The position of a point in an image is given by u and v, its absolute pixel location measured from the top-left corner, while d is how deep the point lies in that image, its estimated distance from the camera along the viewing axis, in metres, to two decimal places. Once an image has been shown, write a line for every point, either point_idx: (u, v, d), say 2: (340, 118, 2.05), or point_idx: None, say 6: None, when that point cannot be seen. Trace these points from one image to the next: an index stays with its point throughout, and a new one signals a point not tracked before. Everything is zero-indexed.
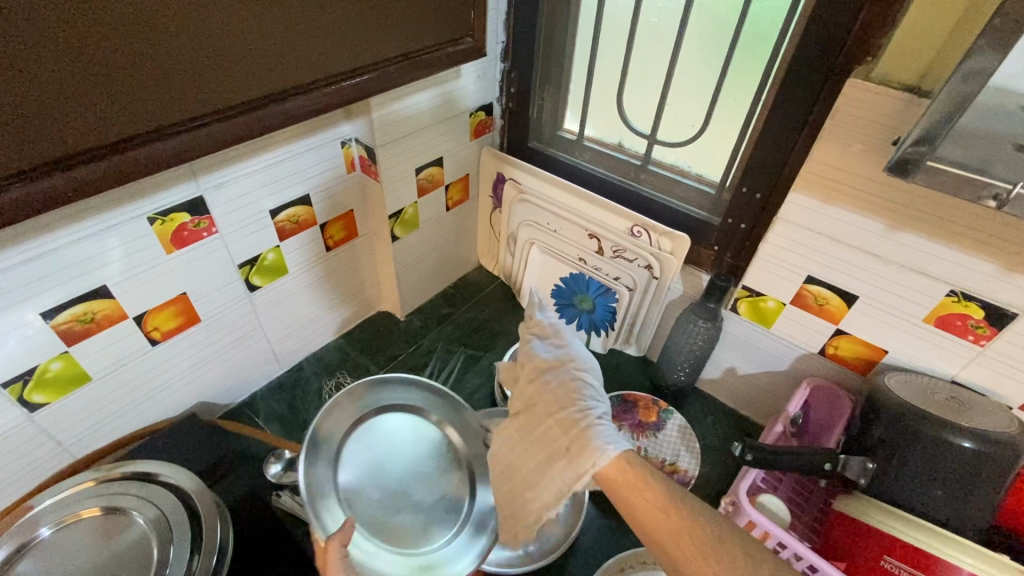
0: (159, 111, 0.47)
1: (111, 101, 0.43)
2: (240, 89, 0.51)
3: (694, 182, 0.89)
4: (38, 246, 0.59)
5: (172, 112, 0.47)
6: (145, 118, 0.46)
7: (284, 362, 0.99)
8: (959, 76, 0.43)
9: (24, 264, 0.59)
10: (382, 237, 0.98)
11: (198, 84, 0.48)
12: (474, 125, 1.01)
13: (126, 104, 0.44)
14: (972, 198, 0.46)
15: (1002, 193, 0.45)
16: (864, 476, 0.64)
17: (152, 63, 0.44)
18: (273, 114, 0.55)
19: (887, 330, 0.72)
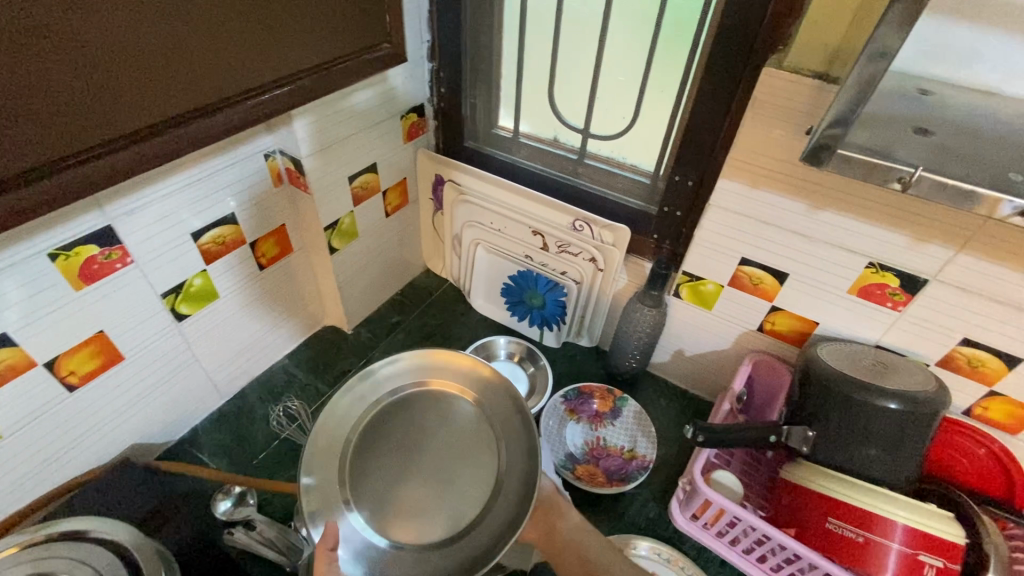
0: (62, 139, 0.45)
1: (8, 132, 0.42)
2: (138, 116, 0.49)
3: (630, 173, 0.90)
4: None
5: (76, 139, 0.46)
6: (34, 154, 0.44)
7: (225, 391, 0.93)
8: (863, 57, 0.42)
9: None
10: (318, 251, 0.94)
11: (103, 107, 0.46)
12: (406, 127, 0.98)
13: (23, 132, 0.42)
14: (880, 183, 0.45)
15: (906, 176, 0.44)
16: (806, 444, 0.68)
17: (49, 87, 0.42)
18: (189, 134, 0.54)
19: (817, 303, 0.76)
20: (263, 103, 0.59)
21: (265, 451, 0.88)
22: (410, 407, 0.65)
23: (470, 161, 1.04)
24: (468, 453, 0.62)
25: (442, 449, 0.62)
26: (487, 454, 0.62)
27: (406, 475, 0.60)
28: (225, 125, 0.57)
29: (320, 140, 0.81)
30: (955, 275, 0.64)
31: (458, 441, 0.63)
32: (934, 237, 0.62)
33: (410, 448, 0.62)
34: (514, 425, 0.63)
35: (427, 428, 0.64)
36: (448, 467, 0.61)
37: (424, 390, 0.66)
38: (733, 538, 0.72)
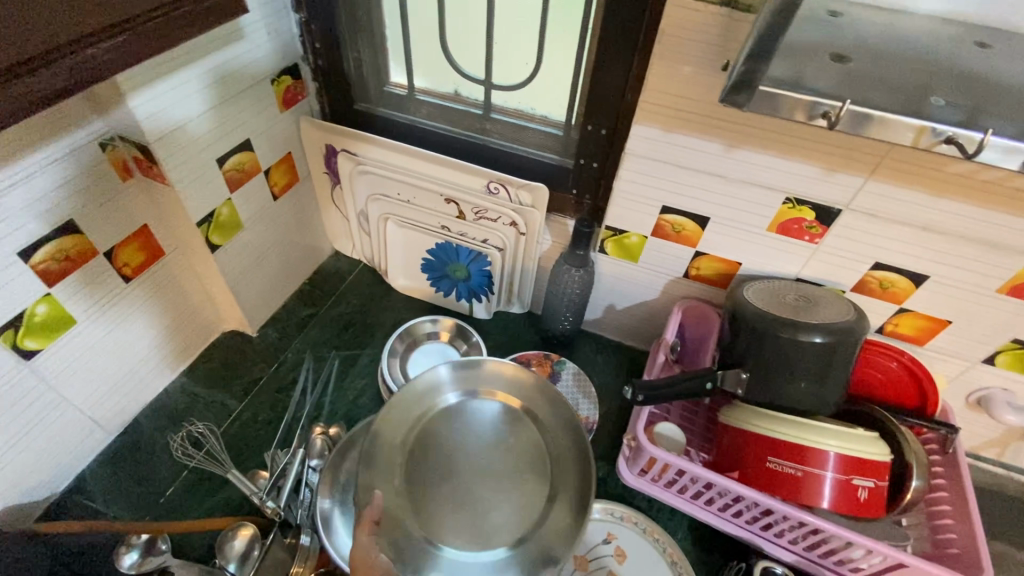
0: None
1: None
2: None
3: (540, 125, 0.83)
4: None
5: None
6: None
7: (113, 426, 0.81)
8: None
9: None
10: (197, 250, 0.81)
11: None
12: (280, 94, 0.84)
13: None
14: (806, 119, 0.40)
15: (833, 112, 0.40)
16: (741, 386, 0.68)
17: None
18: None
19: (739, 244, 0.75)
20: (89, 62, 0.45)
21: (171, 487, 0.77)
22: (463, 417, 0.71)
23: (364, 126, 0.92)
24: (514, 454, 0.68)
25: (484, 449, 0.69)
26: (533, 451, 0.69)
27: (451, 485, 0.66)
28: (39, 95, 0.42)
29: (169, 119, 0.67)
30: (867, 202, 0.64)
31: (499, 444, 0.69)
32: (847, 166, 0.61)
33: (454, 449, 0.69)
34: (556, 431, 0.69)
35: (469, 432, 0.70)
36: (493, 473, 0.67)
37: (471, 398, 0.72)
38: (681, 487, 0.72)
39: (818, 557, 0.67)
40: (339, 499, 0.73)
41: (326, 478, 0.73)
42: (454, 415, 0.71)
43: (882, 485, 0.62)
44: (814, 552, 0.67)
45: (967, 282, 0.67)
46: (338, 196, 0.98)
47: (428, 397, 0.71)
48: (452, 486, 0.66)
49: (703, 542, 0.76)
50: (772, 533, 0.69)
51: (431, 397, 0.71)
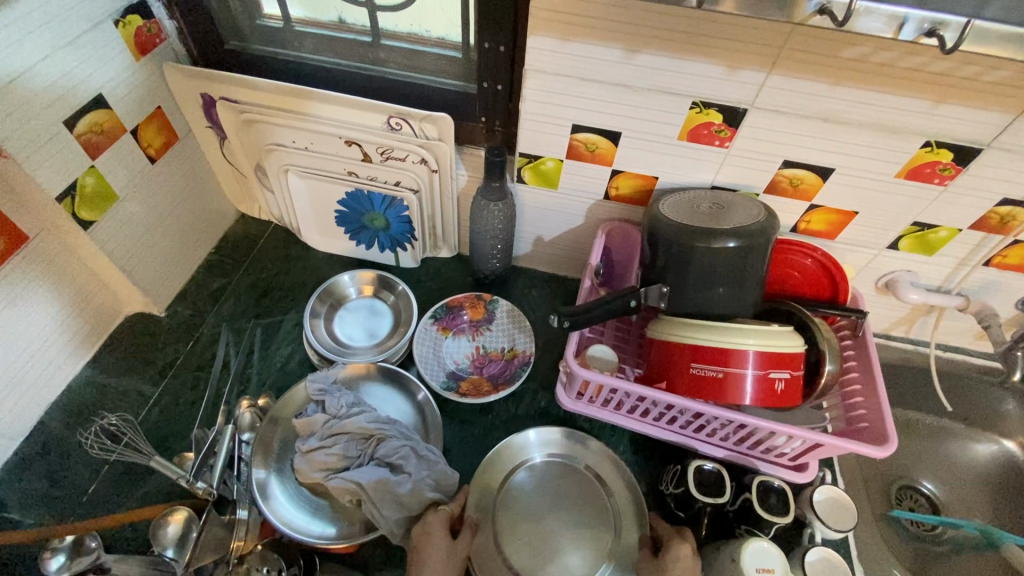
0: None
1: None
2: None
3: (437, 48, 0.76)
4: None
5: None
6: None
7: (16, 431, 0.74)
8: None
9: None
10: (69, 229, 0.72)
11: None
12: (131, 38, 0.72)
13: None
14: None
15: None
16: (664, 299, 0.68)
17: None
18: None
19: (653, 158, 0.73)
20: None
21: (94, 484, 0.73)
22: (548, 488, 0.74)
23: (241, 69, 0.82)
24: (567, 498, 0.73)
25: (538, 493, 0.74)
26: (599, 513, 0.72)
27: (526, 521, 0.71)
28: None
29: None
30: (770, 97, 0.62)
31: (553, 477, 0.75)
32: (748, 61, 0.59)
33: (511, 511, 0.72)
34: (620, 490, 0.74)
35: (528, 483, 0.74)
36: (549, 515, 0.72)
37: (556, 483, 0.75)
38: (617, 404, 0.74)
39: (747, 448, 0.71)
40: (275, 468, 0.72)
41: (258, 449, 0.72)
42: (522, 469, 0.76)
43: (797, 374, 0.66)
44: (744, 445, 0.71)
45: (870, 170, 0.68)
46: (229, 152, 0.89)
47: (519, 456, 0.77)
48: (511, 548, 0.69)
49: (643, 451, 0.80)
50: (705, 433, 0.72)
51: (515, 451, 0.77)
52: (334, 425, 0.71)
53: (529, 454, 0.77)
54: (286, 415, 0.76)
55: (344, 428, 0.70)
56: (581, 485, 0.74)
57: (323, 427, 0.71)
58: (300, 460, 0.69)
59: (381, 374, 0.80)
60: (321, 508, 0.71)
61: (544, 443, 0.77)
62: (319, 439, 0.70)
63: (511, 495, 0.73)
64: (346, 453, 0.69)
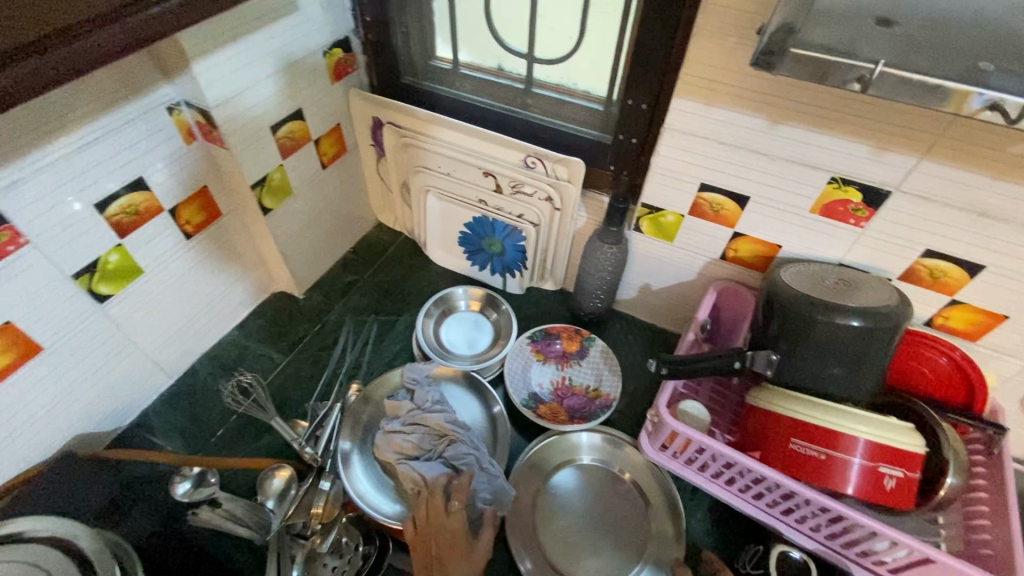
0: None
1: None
2: None
3: (582, 100, 0.83)
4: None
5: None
6: None
7: (173, 370, 0.88)
8: None
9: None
10: (253, 214, 0.86)
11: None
12: (332, 66, 0.87)
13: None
14: (839, 84, 0.41)
15: (866, 74, 0.40)
16: (770, 368, 0.67)
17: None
18: (48, 68, 0.42)
19: (779, 226, 0.73)
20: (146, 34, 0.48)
21: (222, 428, 0.84)
22: (590, 488, 0.78)
23: (410, 100, 0.94)
24: (606, 500, 0.77)
25: (581, 489, 0.78)
26: (635, 519, 0.75)
27: (567, 514, 0.76)
28: (99, 50, 0.45)
29: (226, 86, 0.71)
30: (920, 183, 0.61)
31: (595, 480, 0.79)
32: (898, 144, 0.59)
33: (553, 499, 0.77)
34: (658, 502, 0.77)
35: (574, 479, 0.79)
36: (589, 513, 0.76)
37: (598, 485, 0.79)
38: (702, 464, 0.72)
39: (841, 547, 0.65)
40: (358, 444, 0.79)
41: (347, 422, 0.79)
42: (569, 466, 0.80)
43: (914, 476, 0.60)
44: (836, 542, 0.65)
45: None
46: (383, 168, 1.02)
47: (568, 452, 0.81)
48: (548, 531, 0.75)
49: (721, 525, 0.77)
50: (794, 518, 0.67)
51: (565, 448, 0.81)
52: (413, 414, 0.77)
53: (577, 454, 0.81)
54: (378, 395, 0.83)
55: (425, 420, 0.76)
56: (621, 491, 0.78)
57: (407, 414, 0.77)
58: (382, 437, 0.75)
59: (466, 381, 0.85)
60: (387, 485, 0.76)
61: (591, 446, 0.81)
62: (401, 424, 0.76)
63: (556, 487, 0.78)
64: (418, 444, 0.74)
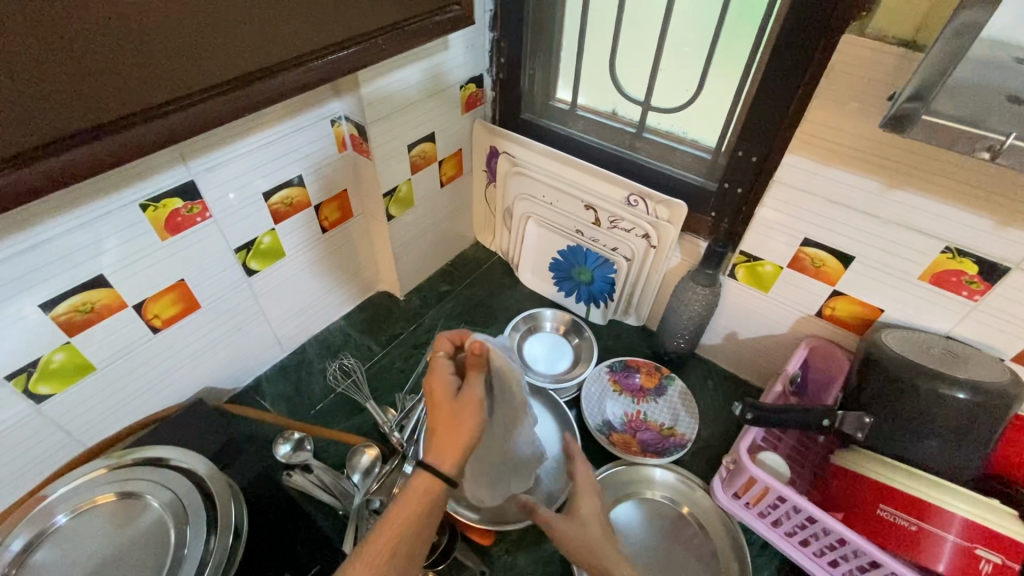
0: (65, 111, 0.40)
1: (29, 104, 0.38)
2: (222, 63, 0.47)
3: (689, 148, 0.88)
4: (3, 249, 0.56)
5: (84, 106, 0.41)
6: (116, 106, 0.43)
7: (287, 345, 0.99)
8: (951, 30, 0.43)
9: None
10: (377, 218, 0.97)
11: (90, 63, 0.40)
12: (464, 98, 0.98)
13: (40, 109, 0.39)
14: (967, 151, 0.45)
15: (996, 144, 0.44)
16: (861, 430, 0.66)
17: (51, 49, 0.38)
18: (234, 102, 0.50)
19: (883, 290, 0.73)
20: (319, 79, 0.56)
21: (321, 403, 0.93)
22: (657, 523, 0.79)
23: (526, 133, 1.04)
24: (671, 539, 0.77)
25: (647, 522, 0.78)
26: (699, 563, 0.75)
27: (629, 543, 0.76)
28: (278, 92, 0.53)
29: (383, 107, 0.82)
30: None
31: (662, 517, 0.79)
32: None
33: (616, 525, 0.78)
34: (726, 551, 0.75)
35: (640, 510, 0.80)
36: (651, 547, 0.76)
37: (665, 522, 0.79)
38: (776, 519, 0.71)
39: None
40: None
41: None
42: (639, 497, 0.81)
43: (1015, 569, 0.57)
44: None
45: None
46: (491, 192, 1.11)
47: (640, 483, 0.82)
48: None
49: None
50: None
51: (637, 479, 0.82)
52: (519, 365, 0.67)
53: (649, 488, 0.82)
54: None
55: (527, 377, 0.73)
56: (688, 533, 0.78)
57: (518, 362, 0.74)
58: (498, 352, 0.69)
59: (546, 400, 0.89)
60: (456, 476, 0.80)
61: (665, 483, 0.82)
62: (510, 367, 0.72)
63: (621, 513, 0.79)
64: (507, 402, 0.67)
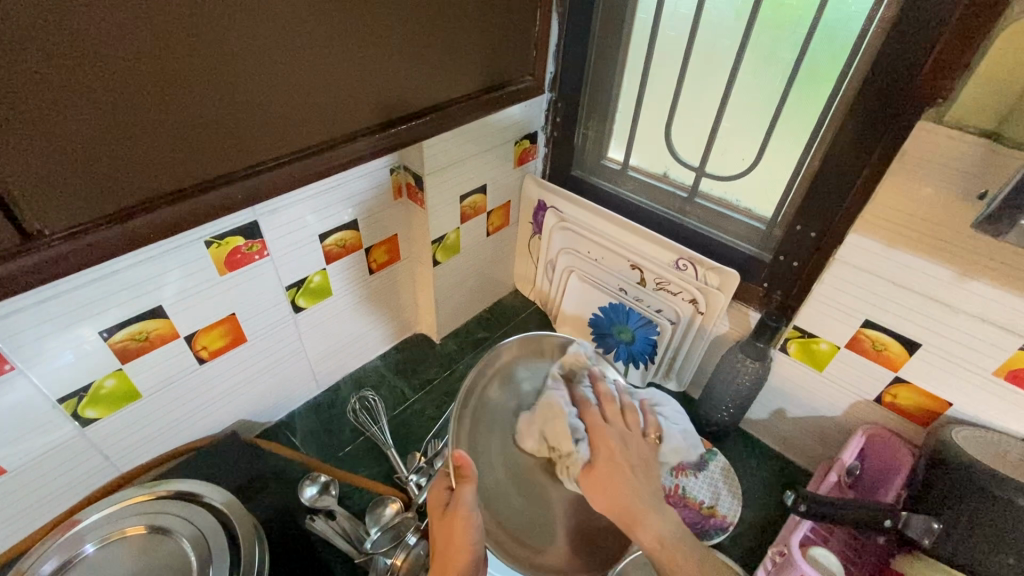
0: (151, 180, 0.48)
1: (71, 170, 0.43)
2: (295, 140, 0.58)
3: (743, 217, 0.86)
4: (78, 277, 0.59)
5: (186, 178, 0.50)
6: (198, 173, 0.51)
7: (322, 382, 0.99)
8: None
9: (46, 303, 0.58)
10: (424, 262, 0.99)
11: (205, 147, 0.50)
12: (518, 153, 1.00)
13: (128, 176, 0.47)
14: None
15: None
16: (928, 537, 0.61)
17: (172, 141, 0.48)
18: (215, 167, 0.52)
19: (952, 382, 0.69)
20: (295, 169, 0.58)
21: (350, 445, 0.93)
22: None
23: (576, 189, 1.04)
24: None
25: None
26: None
27: None
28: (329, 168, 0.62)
29: (442, 160, 0.85)
30: None
31: None
32: None
33: None
34: None
35: None
36: None
37: None
38: None
39: None
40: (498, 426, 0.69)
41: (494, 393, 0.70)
42: None
43: None
44: None
45: None
46: (534, 244, 1.12)
47: None
48: None
49: None
50: None
51: None
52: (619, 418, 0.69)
53: None
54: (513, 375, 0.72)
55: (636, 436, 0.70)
56: None
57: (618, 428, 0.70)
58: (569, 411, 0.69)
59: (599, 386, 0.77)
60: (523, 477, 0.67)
61: None
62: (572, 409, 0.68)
63: None
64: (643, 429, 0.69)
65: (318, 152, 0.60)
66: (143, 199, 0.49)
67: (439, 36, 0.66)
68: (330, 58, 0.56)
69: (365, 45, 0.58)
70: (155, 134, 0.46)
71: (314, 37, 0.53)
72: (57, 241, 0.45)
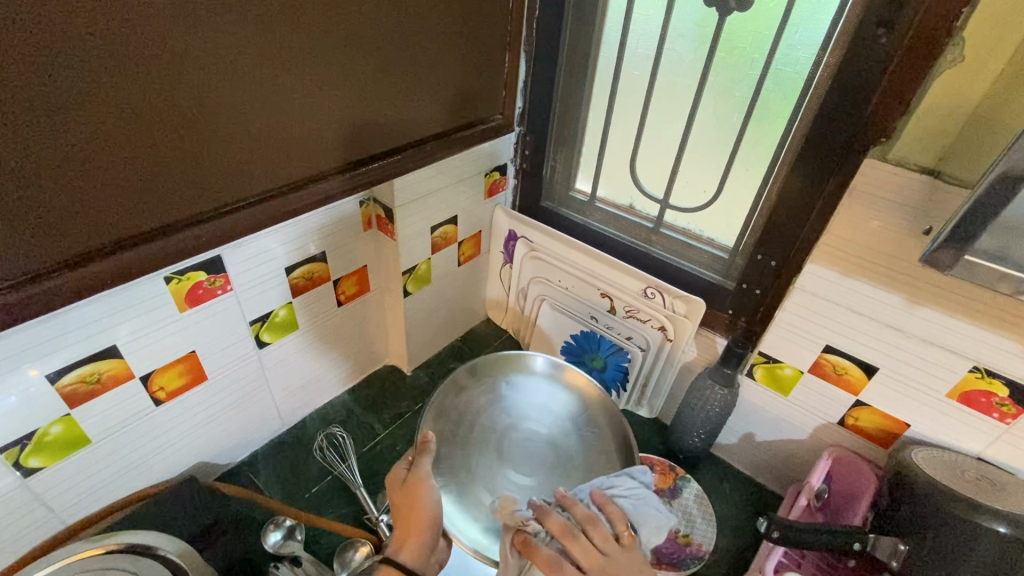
0: (109, 227, 0.49)
1: (24, 221, 0.44)
2: (263, 180, 0.58)
3: (707, 246, 0.88)
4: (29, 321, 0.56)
5: (152, 220, 0.51)
6: (163, 214, 0.52)
7: (288, 419, 0.95)
8: (994, 182, 0.44)
9: None
10: (394, 293, 0.97)
11: (173, 189, 0.51)
12: (487, 185, 1.01)
13: (81, 223, 0.47)
14: None
15: None
16: (896, 558, 0.62)
17: (125, 187, 0.48)
18: (184, 209, 0.53)
19: (910, 404, 0.71)
20: (259, 210, 0.59)
21: (318, 484, 0.89)
22: None
23: (546, 219, 1.06)
24: None
25: None
26: None
27: None
28: (298, 205, 0.63)
29: (413, 193, 0.85)
30: None
31: None
32: None
33: None
34: None
35: None
36: None
37: None
38: None
39: None
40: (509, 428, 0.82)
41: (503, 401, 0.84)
42: None
43: None
44: None
45: None
46: (505, 273, 1.12)
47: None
48: None
49: None
50: None
51: None
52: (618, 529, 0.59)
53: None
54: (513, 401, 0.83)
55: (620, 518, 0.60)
56: None
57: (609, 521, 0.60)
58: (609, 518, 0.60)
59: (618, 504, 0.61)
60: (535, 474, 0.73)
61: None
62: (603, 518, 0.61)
63: None
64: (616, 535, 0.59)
65: (281, 193, 0.61)
66: (107, 241, 0.49)
67: (407, 74, 0.67)
68: (295, 94, 0.56)
69: (329, 78, 0.59)
70: (121, 178, 0.47)
71: (272, 78, 0.53)
72: (6, 289, 0.45)
